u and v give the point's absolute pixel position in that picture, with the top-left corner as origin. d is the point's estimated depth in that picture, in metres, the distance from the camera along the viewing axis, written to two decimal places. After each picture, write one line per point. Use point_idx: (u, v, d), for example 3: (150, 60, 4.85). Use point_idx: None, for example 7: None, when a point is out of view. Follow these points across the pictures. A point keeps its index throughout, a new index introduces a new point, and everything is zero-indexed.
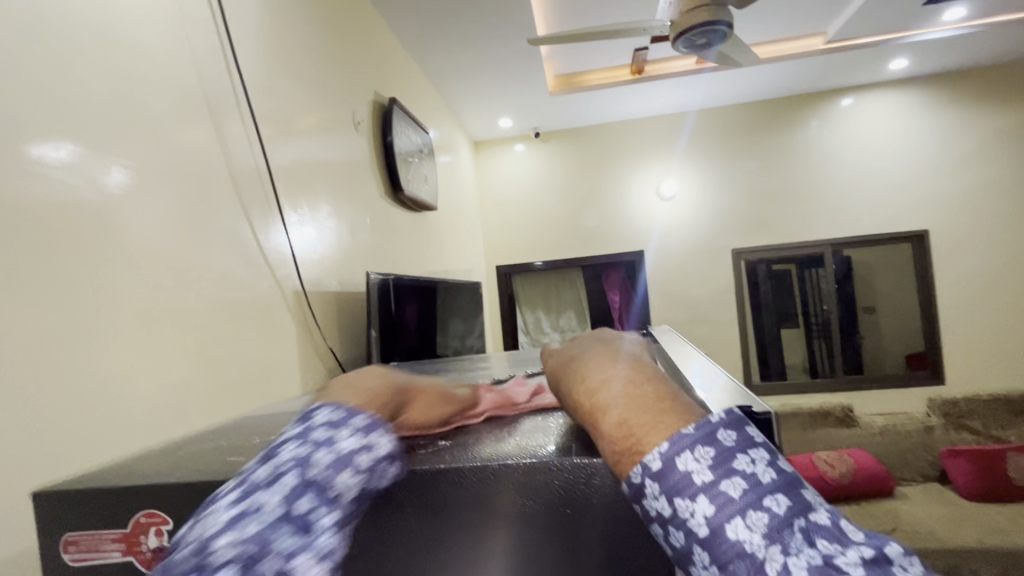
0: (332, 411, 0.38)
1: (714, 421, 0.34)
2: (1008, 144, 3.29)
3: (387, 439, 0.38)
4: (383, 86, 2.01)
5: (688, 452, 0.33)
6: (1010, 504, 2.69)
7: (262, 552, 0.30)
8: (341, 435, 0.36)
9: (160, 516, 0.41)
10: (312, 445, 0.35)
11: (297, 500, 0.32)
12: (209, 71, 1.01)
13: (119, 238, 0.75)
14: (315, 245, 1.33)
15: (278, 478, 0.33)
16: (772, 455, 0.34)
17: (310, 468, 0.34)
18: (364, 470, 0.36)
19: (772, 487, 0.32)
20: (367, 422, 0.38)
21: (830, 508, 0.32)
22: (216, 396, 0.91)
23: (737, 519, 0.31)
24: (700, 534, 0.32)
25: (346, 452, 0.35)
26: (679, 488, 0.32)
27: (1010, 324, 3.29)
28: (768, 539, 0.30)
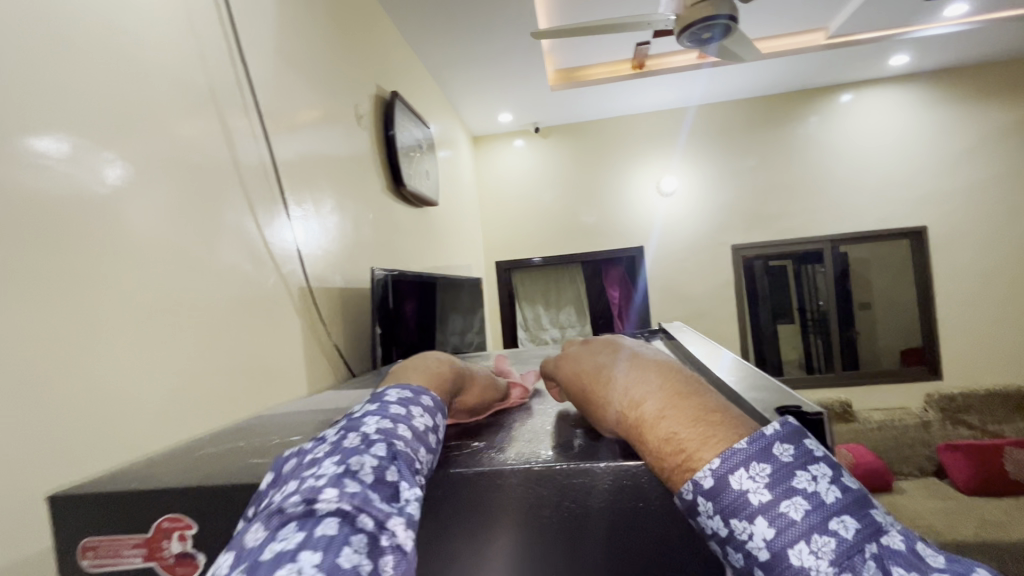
0: (401, 391, 0.44)
1: (769, 434, 0.34)
2: (1004, 140, 3.30)
3: (441, 422, 0.44)
4: (384, 80, 1.98)
5: (743, 469, 0.33)
6: (1006, 498, 2.71)
7: (371, 502, 0.31)
8: (413, 416, 0.41)
9: (183, 521, 0.40)
10: (392, 420, 0.39)
11: (389, 467, 0.34)
12: (212, 63, 0.99)
13: (121, 235, 0.73)
14: (317, 240, 1.31)
15: (371, 443, 0.36)
16: (835, 470, 0.33)
17: (394, 441, 0.37)
18: (427, 451, 0.39)
19: (837, 508, 0.31)
20: (432, 404, 0.44)
21: (904, 532, 0.31)
22: (224, 395, 0.90)
23: (801, 543, 0.31)
24: (760, 557, 0.32)
25: (419, 430, 0.40)
26: (735, 508, 0.33)
27: (1007, 320, 3.31)
28: (836, 566, 0.30)
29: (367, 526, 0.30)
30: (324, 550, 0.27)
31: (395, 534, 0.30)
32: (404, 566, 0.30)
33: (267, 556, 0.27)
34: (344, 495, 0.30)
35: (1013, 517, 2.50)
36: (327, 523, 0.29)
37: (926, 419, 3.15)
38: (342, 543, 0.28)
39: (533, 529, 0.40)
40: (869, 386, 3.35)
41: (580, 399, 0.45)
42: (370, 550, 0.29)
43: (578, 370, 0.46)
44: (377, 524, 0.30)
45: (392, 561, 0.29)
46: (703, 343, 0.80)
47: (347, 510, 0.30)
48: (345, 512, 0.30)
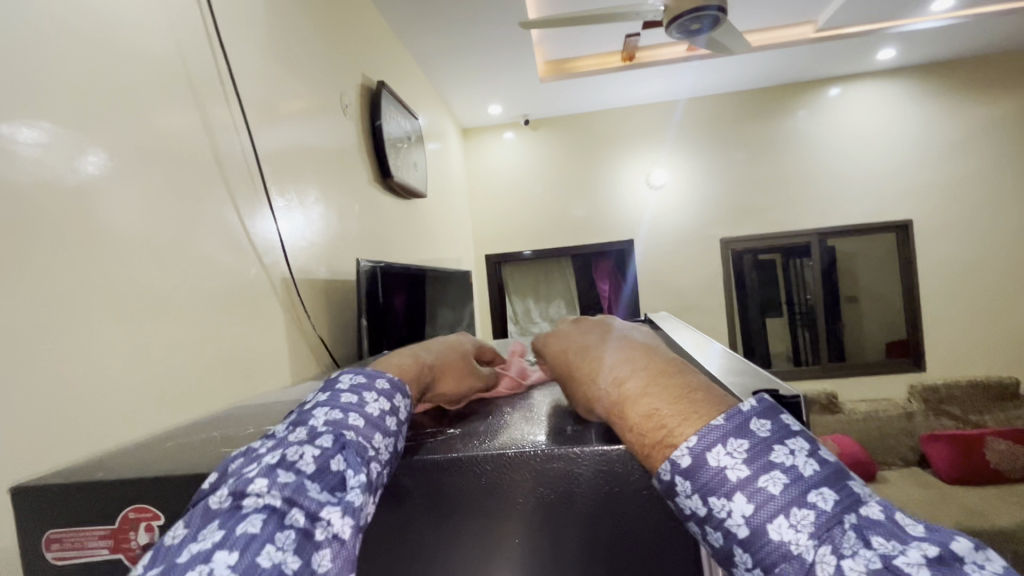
0: (357, 377, 0.43)
1: (745, 410, 0.33)
2: (988, 135, 3.34)
3: (403, 403, 0.43)
4: (371, 70, 1.96)
5: (720, 446, 0.32)
6: (986, 486, 2.77)
7: (301, 497, 0.32)
8: (367, 402, 0.40)
9: (150, 511, 0.39)
10: (341, 409, 0.38)
11: (333, 458, 0.34)
12: (191, 48, 0.96)
13: (95, 225, 0.71)
14: (302, 232, 1.29)
15: (316, 436, 0.35)
16: (812, 444, 0.33)
17: (344, 431, 0.36)
18: (387, 434, 0.39)
19: (815, 481, 0.31)
20: (389, 386, 0.43)
21: (882, 501, 0.31)
22: (203, 387, 0.88)
23: (781, 518, 0.31)
24: (739, 534, 0.31)
25: (373, 417, 0.39)
26: (713, 486, 0.32)
27: (989, 312, 3.36)
28: (816, 539, 0.30)
29: (297, 522, 0.31)
30: (241, 549, 0.29)
31: (327, 527, 0.31)
32: (339, 555, 0.31)
33: (188, 550, 0.29)
34: (274, 493, 0.32)
35: (992, 505, 2.55)
36: (251, 522, 0.30)
37: (908, 410, 3.17)
38: (266, 541, 0.30)
39: (513, 518, 0.39)
40: (854, 378, 3.40)
41: (565, 372, 0.45)
42: (299, 546, 0.30)
43: (568, 344, 0.46)
44: (308, 519, 0.31)
45: (328, 551, 0.31)
46: (687, 332, 0.80)
47: (275, 508, 0.31)
48: (273, 510, 0.31)
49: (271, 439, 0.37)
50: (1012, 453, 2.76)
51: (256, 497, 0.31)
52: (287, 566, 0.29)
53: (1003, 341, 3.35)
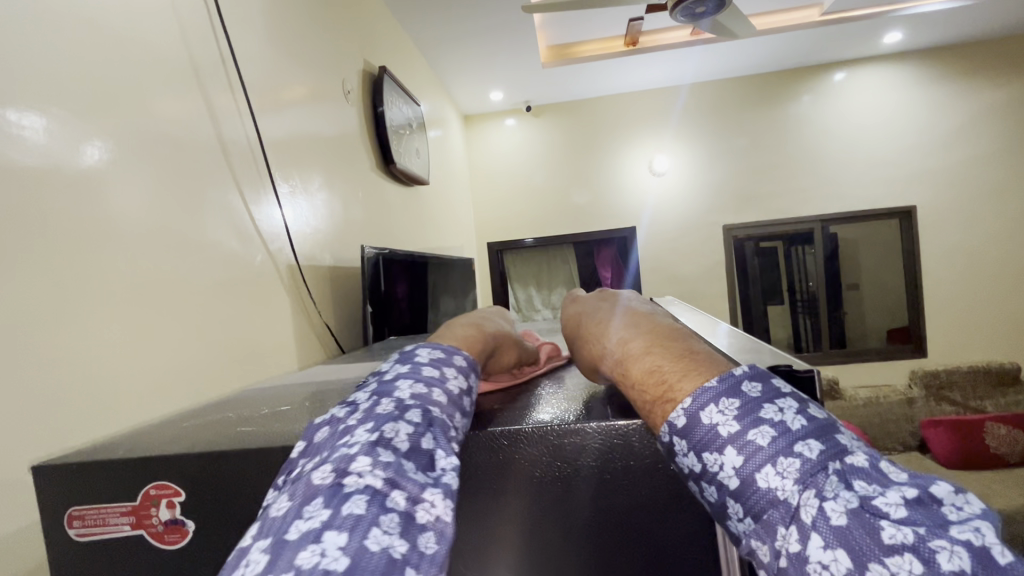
0: (433, 353, 0.45)
1: (737, 374, 0.35)
2: (992, 121, 3.32)
3: (475, 383, 0.45)
4: (372, 55, 1.94)
5: (713, 405, 0.33)
6: (985, 470, 2.80)
7: (403, 478, 0.32)
8: (447, 380, 0.42)
9: (171, 488, 0.40)
10: (427, 386, 0.40)
11: (424, 436, 0.35)
12: (193, 34, 0.95)
13: (103, 213, 0.71)
14: (307, 219, 1.29)
15: (405, 411, 0.36)
16: (802, 404, 0.34)
17: (430, 408, 0.38)
18: (463, 414, 0.41)
19: (802, 433, 0.32)
20: (464, 364, 0.46)
21: (867, 451, 0.32)
22: (213, 373, 0.89)
23: (768, 467, 0.31)
24: (730, 486, 0.32)
25: (453, 395, 0.41)
26: (707, 442, 0.33)
27: (990, 298, 3.37)
28: (801, 484, 0.30)
29: (398, 504, 0.30)
30: (351, 530, 0.28)
31: (430, 510, 0.31)
32: (443, 537, 0.30)
33: (295, 531, 0.28)
34: (378, 472, 0.31)
35: (992, 489, 2.58)
36: (358, 499, 0.30)
37: (909, 396, 3.19)
38: (374, 524, 0.29)
39: (529, 492, 0.40)
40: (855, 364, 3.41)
41: (576, 336, 0.49)
42: (404, 529, 0.29)
43: (583, 311, 0.49)
44: (410, 500, 0.31)
45: (433, 534, 0.30)
46: (693, 313, 0.81)
47: (376, 489, 0.30)
48: (374, 491, 0.30)
49: (358, 413, 0.37)
50: (1012, 437, 2.79)
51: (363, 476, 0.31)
52: (396, 549, 0.28)
53: (1004, 327, 3.36)
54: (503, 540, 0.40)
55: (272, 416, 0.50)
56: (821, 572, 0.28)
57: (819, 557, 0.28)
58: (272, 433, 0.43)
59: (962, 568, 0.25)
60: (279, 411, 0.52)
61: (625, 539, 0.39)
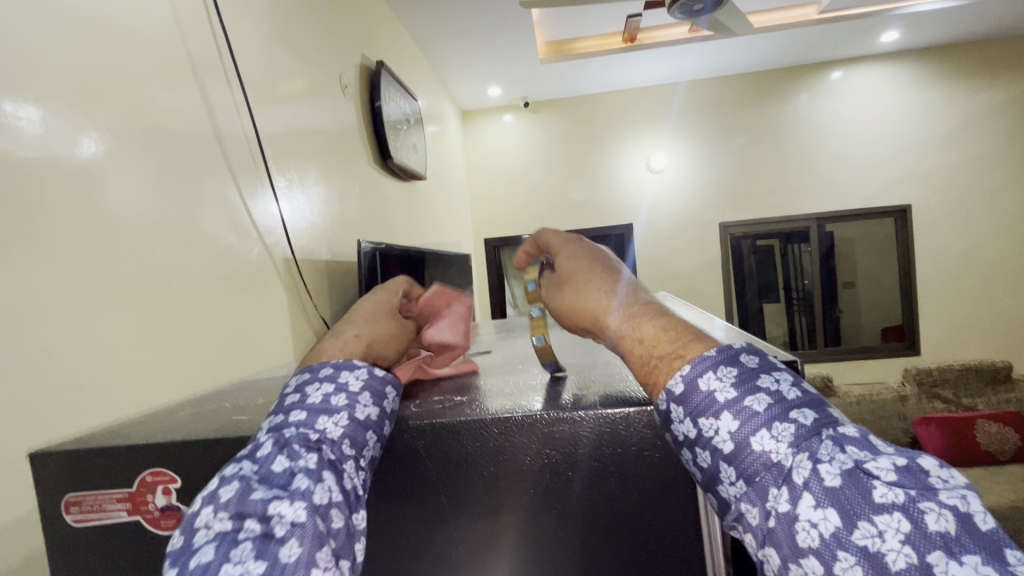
0: (295, 378, 0.44)
1: (735, 346, 0.36)
2: (987, 121, 3.34)
3: (353, 377, 0.43)
4: (371, 49, 1.93)
5: (712, 372, 0.35)
6: (977, 467, 2.83)
7: (247, 507, 0.34)
8: (307, 394, 0.41)
9: (167, 475, 0.40)
10: (280, 413, 0.40)
11: (272, 461, 0.36)
12: (190, 28, 0.95)
13: (98, 205, 0.71)
14: (303, 213, 1.29)
15: (255, 448, 0.37)
16: (795, 380, 0.36)
17: (285, 429, 0.38)
18: (336, 413, 0.40)
19: (797, 403, 0.33)
20: (331, 369, 0.43)
21: (855, 424, 0.34)
22: (210, 365, 0.89)
23: (763, 431, 0.33)
24: (725, 450, 0.33)
25: (315, 404, 0.40)
26: (702, 408, 0.34)
27: (983, 297, 3.39)
28: (795, 447, 0.32)
29: (253, 529, 0.33)
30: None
31: (282, 522, 0.34)
32: (305, 538, 0.33)
33: None
34: (222, 515, 0.34)
35: (984, 485, 2.61)
36: (206, 548, 0.33)
37: (903, 393, 3.24)
38: (225, 561, 0.32)
39: (522, 482, 0.41)
40: (849, 362, 3.44)
41: (564, 283, 0.46)
42: (260, 550, 0.32)
43: (575, 260, 0.48)
44: (261, 523, 0.33)
45: (294, 540, 0.33)
46: (687, 309, 0.82)
47: (226, 531, 0.33)
48: (224, 534, 0.33)
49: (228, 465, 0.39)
50: (1003, 434, 2.83)
51: (206, 527, 0.33)
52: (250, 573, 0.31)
53: (997, 326, 3.39)
54: (491, 522, 0.41)
55: (266, 404, 0.50)
56: (810, 529, 0.29)
57: (809, 516, 0.30)
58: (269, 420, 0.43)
59: (946, 529, 0.28)
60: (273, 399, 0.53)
61: (624, 523, 0.40)
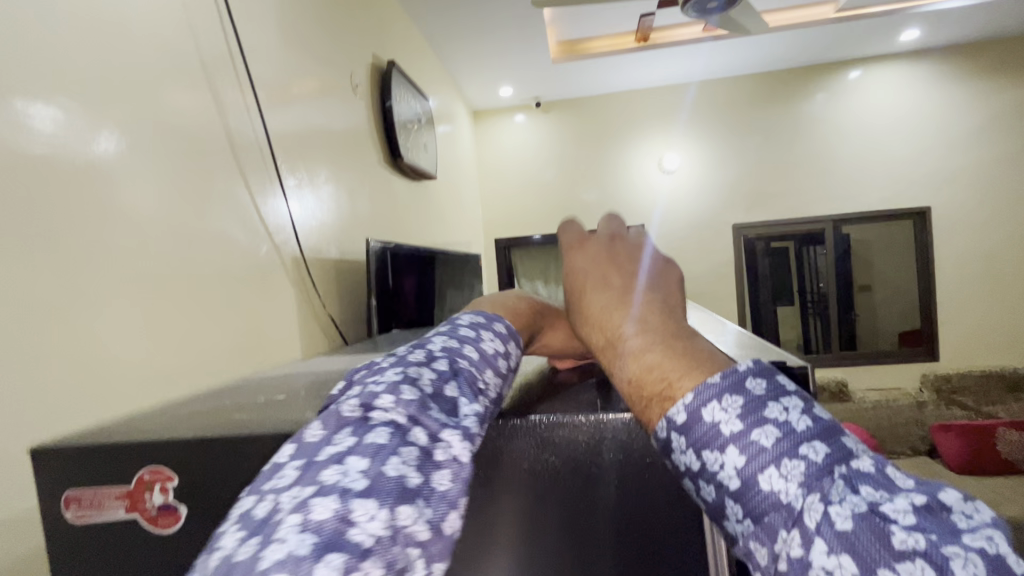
0: (468, 321, 0.47)
1: (742, 369, 0.33)
2: (1011, 122, 3.25)
3: (514, 352, 0.48)
4: (382, 50, 1.93)
5: (716, 402, 0.32)
6: (996, 477, 2.76)
7: (422, 417, 0.34)
8: (480, 343, 0.44)
9: (165, 473, 0.40)
10: (458, 345, 0.42)
11: (446, 386, 0.38)
12: (201, 28, 0.95)
13: (111, 204, 0.72)
14: (313, 212, 1.30)
15: (433, 360, 0.40)
16: (807, 403, 0.32)
17: (458, 361, 0.40)
18: (495, 376, 0.42)
19: (809, 435, 0.30)
20: (503, 332, 0.48)
21: (871, 455, 0.31)
22: (217, 363, 0.90)
23: (771, 468, 0.30)
24: (731, 487, 0.31)
25: (484, 357, 0.43)
26: (706, 440, 0.32)
27: (1006, 303, 3.30)
28: (806, 488, 0.29)
29: (419, 439, 0.33)
30: (372, 455, 0.31)
31: (446, 449, 0.33)
32: (457, 476, 0.33)
33: (327, 453, 0.32)
34: (398, 407, 0.34)
35: (1003, 496, 2.54)
36: (380, 431, 0.33)
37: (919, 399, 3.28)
38: (393, 452, 0.32)
39: (520, 489, 0.40)
40: (865, 366, 3.37)
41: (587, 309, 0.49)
42: (420, 463, 0.32)
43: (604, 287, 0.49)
44: (428, 437, 0.33)
45: (446, 473, 0.33)
46: (700, 312, 0.81)
47: (398, 424, 0.34)
48: (396, 425, 0.33)
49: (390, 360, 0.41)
50: None
51: (383, 410, 0.34)
52: (410, 478, 0.31)
53: (1020, 332, 3.30)
54: (483, 535, 0.39)
55: (268, 404, 0.50)
56: None
57: (823, 563, 0.27)
58: (269, 420, 0.43)
59: None
60: (275, 399, 0.52)
61: (625, 537, 0.39)
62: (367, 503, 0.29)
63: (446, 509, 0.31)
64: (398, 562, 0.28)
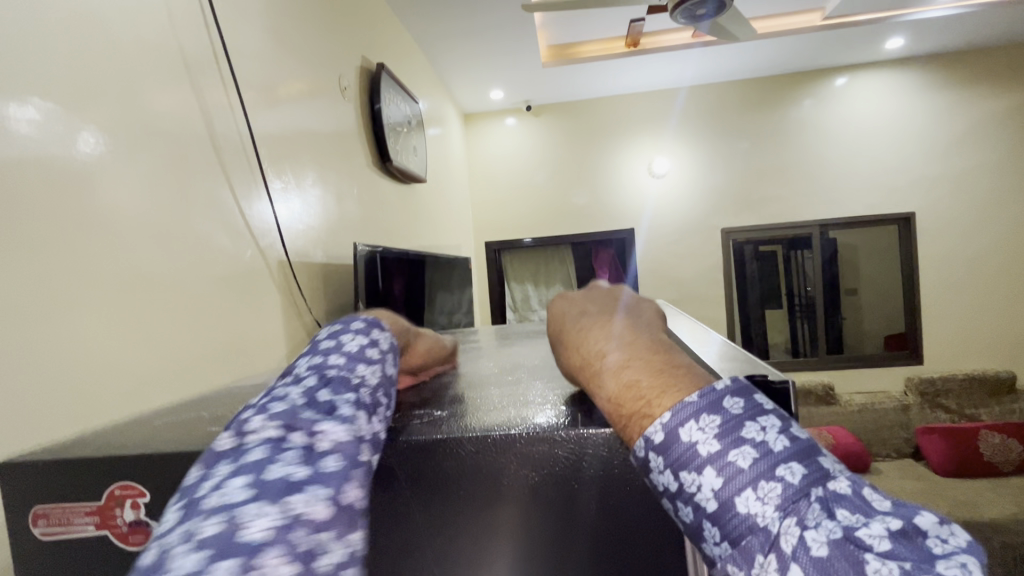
0: (326, 332, 0.42)
1: (718, 388, 0.32)
2: (992, 129, 3.32)
3: (383, 337, 0.44)
4: (371, 51, 1.92)
5: (693, 422, 0.31)
6: (979, 479, 2.80)
7: (295, 420, 0.30)
8: (343, 345, 0.40)
9: (137, 488, 0.39)
10: (321, 357, 0.38)
11: (317, 392, 0.34)
12: (185, 29, 0.94)
13: (89, 207, 0.71)
14: (300, 216, 1.29)
15: (298, 378, 0.36)
16: (785, 423, 0.32)
17: (326, 369, 0.37)
18: (370, 367, 0.39)
19: (785, 456, 0.30)
20: (366, 326, 0.44)
21: (850, 476, 0.30)
22: (198, 369, 0.88)
23: (748, 491, 0.29)
24: (708, 509, 0.30)
25: (353, 356, 0.39)
26: (684, 460, 0.31)
27: (988, 307, 3.36)
28: (782, 511, 0.28)
29: (298, 441, 0.29)
30: (252, 472, 0.27)
31: (326, 437, 0.30)
32: (346, 456, 0.30)
33: (199, 491, 0.27)
34: (267, 422, 0.30)
35: (986, 498, 2.58)
36: (255, 452, 0.28)
37: (905, 403, 3.20)
38: (272, 463, 0.28)
39: (501, 503, 0.39)
40: (851, 369, 3.41)
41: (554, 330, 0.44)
42: (306, 459, 0.29)
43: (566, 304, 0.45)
44: (307, 435, 0.30)
45: (335, 456, 0.29)
46: (686, 320, 0.81)
47: (273, 437, 0.29)
48: (271, 439, 0.29)
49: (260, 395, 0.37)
50: (1006, 446, 2.79)
51: (253, 432, 0.29)
52: (295, 472, 0.27)
53: (1001, 335, 3.35)
54: (468, 545, 0.40)
55: None
56: None
57: None
58: None
59: None
60: None
61: (607, 552, 0.39)
62: (253, 507, 0.25)
63: (348, 486, 0.28)
64: (304, 548, 0.25)
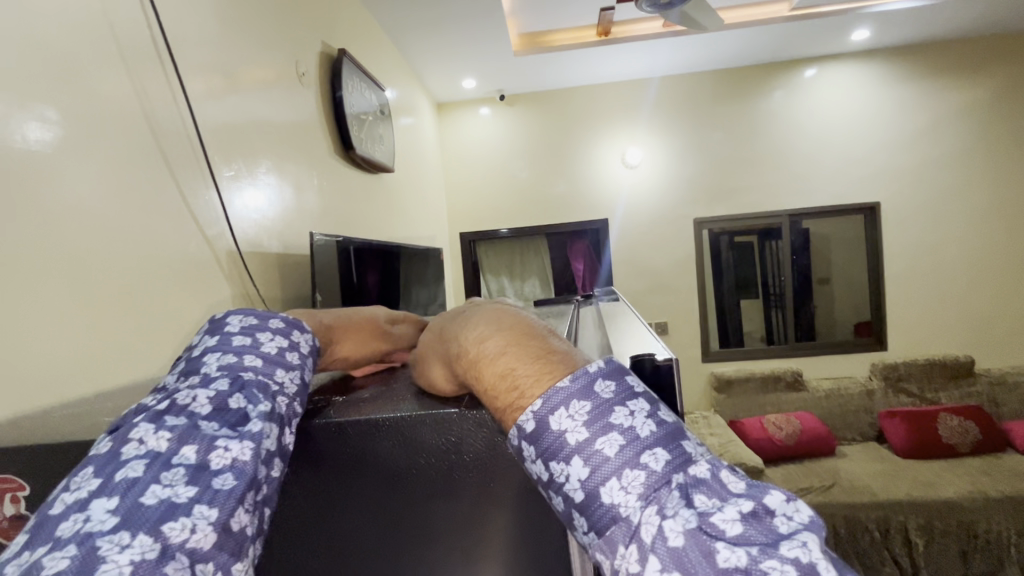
0: (243, 318, 0.47)
1: (593, 371, 0.35)
2: (956, 121, 3.40)
3: (302, 338, 0.50)
4: (332, 37, 1.87)
5: (564, 409, 0.33)
6: (937, 459, 2.89)
7: (191, 435, 0.36)
8: (262, 343, 0.45)
9: (16, 486, 0.49)
10: (234, 354, 0.43)
11: (226, 399, 0.39)
12: (120, 8, 0.90)
13: (33, 200, 0.69)
14: (254, 207, 1.26)
15: (209, 380, 0.40)
16: (655, 407, 0.34)
17: (241, 372, 0.42)
18: (290, 369, 0.45)
19: (650, 442, 0.32)
20: (282, 324, 0.49)
21: (710, 460, 0.33)
22: (143, 363, 0.86)
23: (613, 480, 0.32)
24: (577, 498, 0.33)
25: (271, 357, 0.45)
26: (555, 450, 0.33)
27: (949, 294, 3.45)
28: (643, 501, 0.31)
29: (188, 457, 0.35)
30: (126, 490, 0.33)
31: (223, 456, 0.36)
32: (241, 475, 0.36)
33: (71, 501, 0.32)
34: (159, 435, 0.35)
35: (944, 478, 2.67)
36: (137, 465, 0.34)
37: (869, 387, 3.35)
38: (155, 479, 0.33)
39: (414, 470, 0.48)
40: (819, 356, 3.48)
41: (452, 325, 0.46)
42: (193, 477, 0.34)
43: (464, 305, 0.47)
44: (198, 454, 0.35)
45: (230, 474, 0.35)
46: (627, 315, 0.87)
47: (159, 452, 0.35)
48: (157, 454, 0.35)
49: (159, 392, 0.41)
50: (962, 427, 2.91)
51: (139, 442, 0.35)
52: (177, 497, 0.33)
53: (962, 321, 3.46)
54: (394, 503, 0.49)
55: None
56: None
57: None
58: None
59: None
60: None
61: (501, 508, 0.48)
62: (122, 534, 0.31)
63: (232, 505, 0.34)
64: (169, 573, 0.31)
